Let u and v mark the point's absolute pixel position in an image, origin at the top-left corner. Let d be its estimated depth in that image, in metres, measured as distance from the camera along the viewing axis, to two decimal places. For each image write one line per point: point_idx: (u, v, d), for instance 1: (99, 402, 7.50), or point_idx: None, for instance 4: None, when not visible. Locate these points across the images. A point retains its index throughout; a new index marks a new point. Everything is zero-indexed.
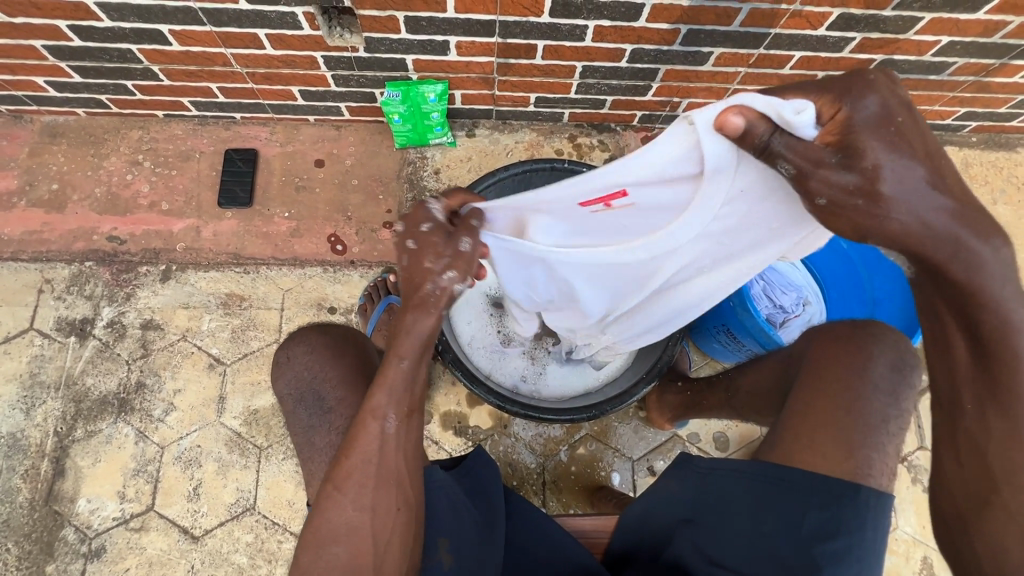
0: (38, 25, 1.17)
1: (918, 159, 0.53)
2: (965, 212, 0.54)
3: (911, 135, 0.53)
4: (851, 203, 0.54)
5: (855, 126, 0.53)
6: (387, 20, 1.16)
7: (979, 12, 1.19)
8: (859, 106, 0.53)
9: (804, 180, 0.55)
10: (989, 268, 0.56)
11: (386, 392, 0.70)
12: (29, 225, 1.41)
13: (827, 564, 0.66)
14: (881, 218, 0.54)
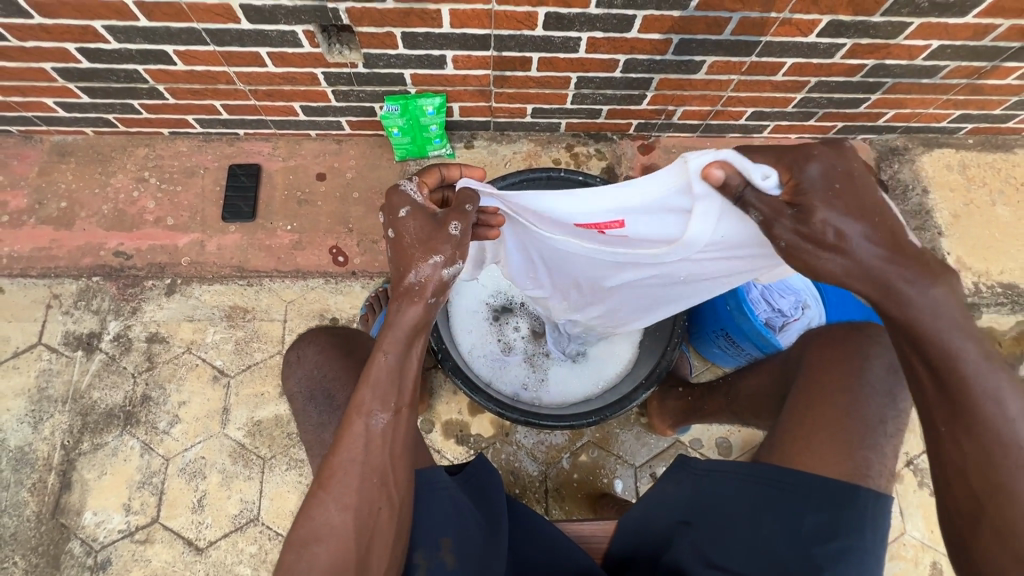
0: (47, 48, 1.20)
1: (858, 217, 0.60)
2: (904, 262, 0.60)
3: (854, 196, 0.61)
4: (802, 246, 0.63)
5: (805, 189, 0.62)
6: (384, 37, 1.18)
7: (968, 16, 1.20)
8: (804, 172, 0.63)
9: (768, 226, 0.65)
10: (927, 309, 0.60)
11: (371, 389, 0.69)
12: (38, 242, 1.44)
13: (828, 564, 0.66)
14: (822, 261, 0.62)
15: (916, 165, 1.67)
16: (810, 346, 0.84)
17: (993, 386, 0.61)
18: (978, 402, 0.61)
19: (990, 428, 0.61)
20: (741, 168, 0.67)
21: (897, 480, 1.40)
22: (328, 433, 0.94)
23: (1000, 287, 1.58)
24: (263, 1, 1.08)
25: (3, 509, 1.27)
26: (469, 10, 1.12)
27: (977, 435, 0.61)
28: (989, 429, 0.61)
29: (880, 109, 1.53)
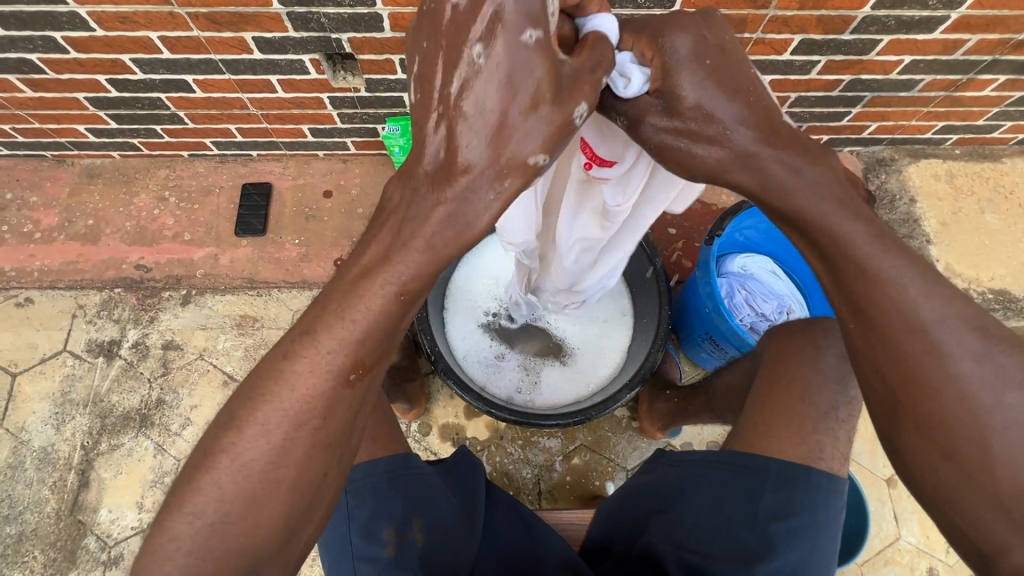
0: (80, 80, 1.33)
1: (732, 98, 0.58)
2: (777, 144, 0.58)
3: (725, 74, 0.58)
4: (675, 142, 0.61)
5: (671, 68, 0.58)
6: (384, 63, 1.28)
7: (935, 32, 1.25)
8: (670, 46, 0.58)
9: (637, 125, 0.62)
10: (802, 190, 0.59)
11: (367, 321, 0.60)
12: (67, 257, 1.55)
13: (782, 541, 0.71)
14: (699, 154, 0.60)
15: (903, 175, 1.71)
16: (772, 339, 0.89)
17: (890, 271, 0.57)
18: (876, 287, 0.57)
19: (895, 317, 0.57)
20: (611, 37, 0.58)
21: (890, 484, 1.40)
22: None
23: (992, 293, 1.60)
24: (273, 33, 1.18)
25: (26, 506, 1.34)
26: None
27: (886, 330, 0.57)
28: (893, 319, 0.57)
29: (863, 121, 1.58)
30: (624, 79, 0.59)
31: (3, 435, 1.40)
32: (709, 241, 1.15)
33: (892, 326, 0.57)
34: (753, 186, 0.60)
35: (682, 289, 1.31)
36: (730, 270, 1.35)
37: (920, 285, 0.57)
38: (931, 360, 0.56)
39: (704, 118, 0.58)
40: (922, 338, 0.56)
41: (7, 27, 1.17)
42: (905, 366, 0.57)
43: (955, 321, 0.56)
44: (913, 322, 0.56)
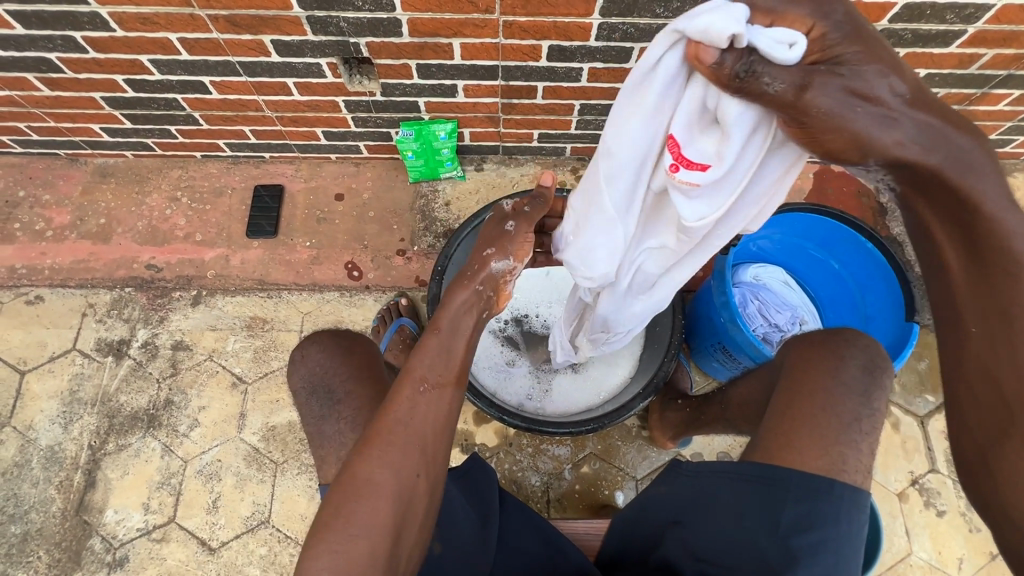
0: (97, 79, 1.33)
1: (896, 69, 0.54)
2: (946, 115, 0.55)
3: (884, 46, 0.55)
4: (853, 111, 0.54)
5: (832, 37, 0.54)
6: (401, 68, 1.29)
7: (952, 46, 1.25)
8: (828, 14, 0.54)
9: (803, 92, 0.54)
10: (978, 167, 0.56)
11: (422, 357, 0.75)
12: (78, 255, 1.55)
13: (804, 555, 0.69)
14: (882, 126, 0.54)
15: None
16: (791, 351, 0.88)
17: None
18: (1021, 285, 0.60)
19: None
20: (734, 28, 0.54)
21: (902, 498, 1.39)
22: (330, 423, 0.97)
23: None
24: (292, 36, 1.19)
25: (31, 505, 1.34)
26: (478, 44, 1.21)
27: (1016, 329, 0.61)
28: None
29: None
30: (783, 45, 0.53)
31: (11, 433, 1.39)
32: (724, 250, 1.15)
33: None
34: (930, 161, 0.56)
35: (695, 299, 1.31)
36: (742, 280, 1.34)
37: None
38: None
39: (873, 92, 0.54)
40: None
41: (27, 26, 1.17)
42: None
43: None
44: None
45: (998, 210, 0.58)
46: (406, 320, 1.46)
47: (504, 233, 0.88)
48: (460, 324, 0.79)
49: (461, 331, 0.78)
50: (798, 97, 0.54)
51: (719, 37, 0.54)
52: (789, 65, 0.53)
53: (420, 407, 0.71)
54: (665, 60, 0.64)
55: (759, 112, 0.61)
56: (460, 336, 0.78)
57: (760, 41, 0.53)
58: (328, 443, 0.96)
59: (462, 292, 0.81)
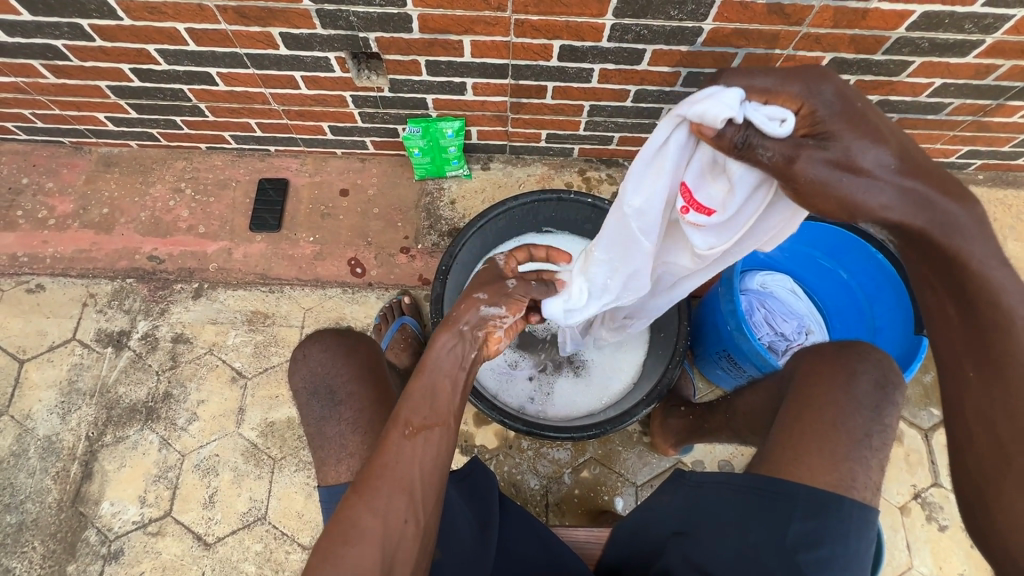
0: (103, 68, 1.32)
1: (885, 140, 0.59)
2: (934, 181, 0.59)
3: (873, 119, 0.59)
4: (838, 179, 0.58)
5: (822, 116, 0.60)
6: (409, 64, 1.27)
7: (969, 56, 1.23)
8: (817, 93, 0.61)
9: (789, 164, 0.60)
10: (965, 229, 0.60)
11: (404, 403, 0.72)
12: (80, 245, 1.54)
13: (810, 570, 0.69)
14: (866, 192, 0.58)
15: None
16: (802, 362, 0.88)
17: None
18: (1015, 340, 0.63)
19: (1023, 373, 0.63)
20: (727, 110, 0.62)
21: (904, 511, 1.38)
22: (332, 424, 0.95)
23: None
24: (301, 30, 1.18)
25: (27, 495, 1.33)
26: (489, 42, 1.20)
27: (1010, 381, 0.63)
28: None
29: None
30: (775, 122, 0.60)
31: (8, 422, 1.39)
32: None
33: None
34: (917, 223, 0.60)
35: (702, 305, 1.30)
36: (749, 287, 1.33)
37: None
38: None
39: (860, 162, 0.58)
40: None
41: (34, 13, 1.16)
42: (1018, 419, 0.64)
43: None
44: None
45: (984, 264, 0.61)
46: (408, 318, 1.45)
47: (502, 286, 0.88)
48: (443, 366, 0.76)
49: (444, 372, 0.76)
50: (789, 165, 0.60)
51: (713, 119, 0.63)
52: (779, 138, 0.60)
53: (408, 451, 0.69)
54: (675, 132, 0.73)
55: (760, 175, 0.69)
56: (443, 377, 0.75)
57: (754, 117, 0.61)
58: (328, 444, 0.95)
59: (447, 334, 0.79)
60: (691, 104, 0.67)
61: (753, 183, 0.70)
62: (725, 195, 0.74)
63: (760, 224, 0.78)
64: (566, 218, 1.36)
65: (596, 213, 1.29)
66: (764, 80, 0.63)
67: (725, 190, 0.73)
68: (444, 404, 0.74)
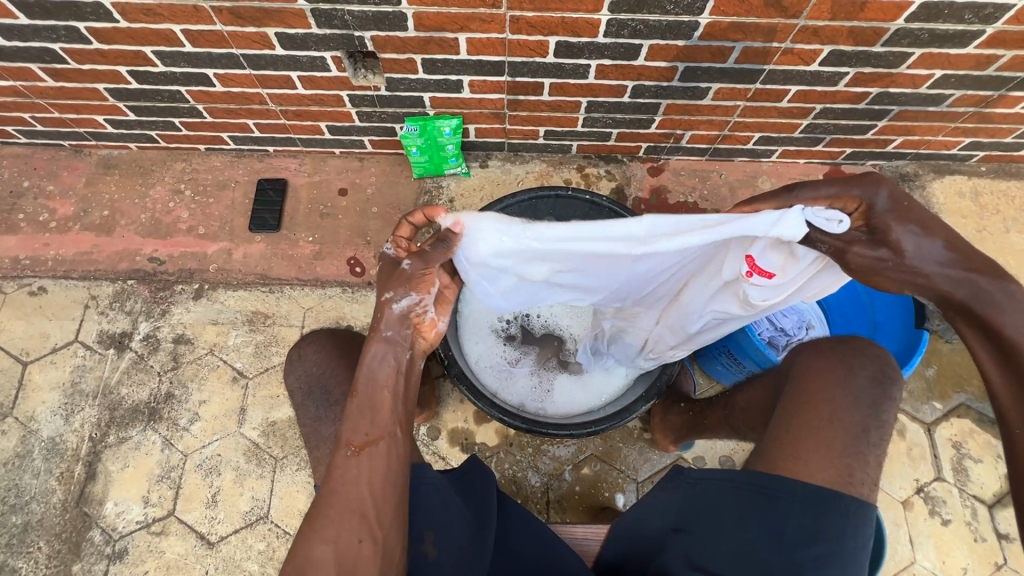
0: (101, 71, 1.32)
1: (933, 232, 0.66)
2: (984, 266, 0.65)
3: (922, 215, 0.67)
4: (883, 265, 0.69)
5: (875, 213, 0.68)
6: (405, 62, 1.27)
7: (969, 47, 1.22)
8: (871, 194, 0.68)
9: (842, 252, 0.72)
10: (1004, 305, 0.65)
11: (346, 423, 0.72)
12: (81, 247, 1.55)
13: (807, 567, 0.69)
14: (907, 275, 0.68)
15: (926, 191, 1.67)
16: (798, 358, 0.87)
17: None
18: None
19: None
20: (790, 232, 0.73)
21: (906, 506, 1.37)
22: (327, 424, 0.96)
23: None
24: (296, 29, 1.17)
25: (32, 496, 1.34)
26: (485, 39, 1.19)
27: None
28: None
29: (888, 135, 1.55)
30: (831, 223, 0.71)
31: (12, 424, 1.40)
32: None
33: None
34: (957, 297, 0.67)
35: None
36: None
37: None
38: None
39: (904, 249, 0.67)
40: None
41: (31, 17, 1.16)
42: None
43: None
44: None
45: None
46: None
47: (399, 273, 0.76)
48: (378, 376, 0.74)
49: (379, 383, 0.74)
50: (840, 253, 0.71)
51: (790, 237, 0.74)
52: (841, 234, 0.71)
53: (356, 468, 0.70)
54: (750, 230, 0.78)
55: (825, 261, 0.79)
56: (381, 389, 0.74)
57: (814, 221, 0.72)
58: (325, 443, 0.95)
59: (373, 346, 0.75)
60: (777, 219, 0.74)
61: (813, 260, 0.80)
62: (785, 264, 0.83)
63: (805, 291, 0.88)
64: (564, 215, 1.36)
65: (594, 210, 1.28)
66: (826, 185, 0.71)
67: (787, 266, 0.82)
68: (387, 419, 0.74)
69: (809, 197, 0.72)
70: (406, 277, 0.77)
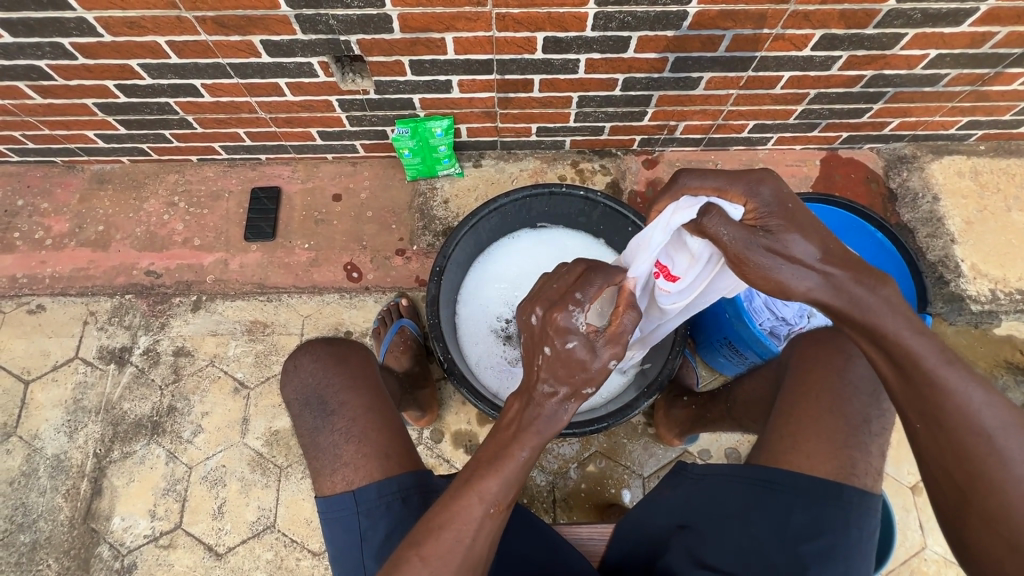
0: (89, 86, 1.31)
1: (812, 235, 0.66)
2: (858, 272, 0.65)
3: (802, 217, 0.67)
4: (777, 264, 0.66)
5: (764, 210, 0.68)
6: (393, 65, 1.26)
7: (963, 25, 1.20)
8: (757, 192, 0.69)
9: (742, 257, 0.68)
10: (880, 308, 0.65)
11: (498, 480, 0.70)
12: (77, 263, 1.54)
13: (812, 561, 0.69)
14: (796, 279, 0.66)
15: (925, 172, 1.64)
16: (795, 347, 0.86)
17: (952, 381, 0.63)
18: (938, 394, 0.64)
19: (962, 423, 0.63)
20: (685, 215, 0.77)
21: (915, 492, 1.36)
22: (324, 435, 0.95)
23: (1019, 293, 1.54)
24: (281, 36, 1.16)
25: (39, 514, 1.34)
26: (472, 38, 1.18)
27: (953, 433, 0.64)
28: (960, 423, 0.63)
29: (884, 118, 1.53)
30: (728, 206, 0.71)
31: (17, 443, 1.40)
32: None
33: (961, 428, 0.63)
34: (836, 303, 0.66)
35: None
36: None
37: (983, 396, 0.63)
38: (995, 463, 0.62)
39: (790, 249, 0.66)
40: (986, 444, 0.63)
41: (15, 34, 1.16)
42: (969, 468, 0.63)
43: (1017, 427, 0.62)
44: (978, 428, 0.63)
45: (908, 337, 0.64)
46: (406, 321, 1.43)
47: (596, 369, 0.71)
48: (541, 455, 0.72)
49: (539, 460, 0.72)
50: (742, 250, 0.67)
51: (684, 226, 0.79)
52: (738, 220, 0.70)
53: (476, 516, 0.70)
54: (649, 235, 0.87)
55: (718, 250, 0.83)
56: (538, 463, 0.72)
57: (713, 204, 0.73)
58: (323, 454, 0.94)
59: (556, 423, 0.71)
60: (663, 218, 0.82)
61: (710, 255, 0.85)
62: (688, 264, 0.88)
63: (716, 286, 0.92)
64: (559, 212, 1.34)
65: (589, 206, 1.26)
66: (716, 173, 0.73)
67: (688, 260, 0.88)
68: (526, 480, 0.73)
69: (696, 185, 0.76)
70: (586, 346, 0.70)
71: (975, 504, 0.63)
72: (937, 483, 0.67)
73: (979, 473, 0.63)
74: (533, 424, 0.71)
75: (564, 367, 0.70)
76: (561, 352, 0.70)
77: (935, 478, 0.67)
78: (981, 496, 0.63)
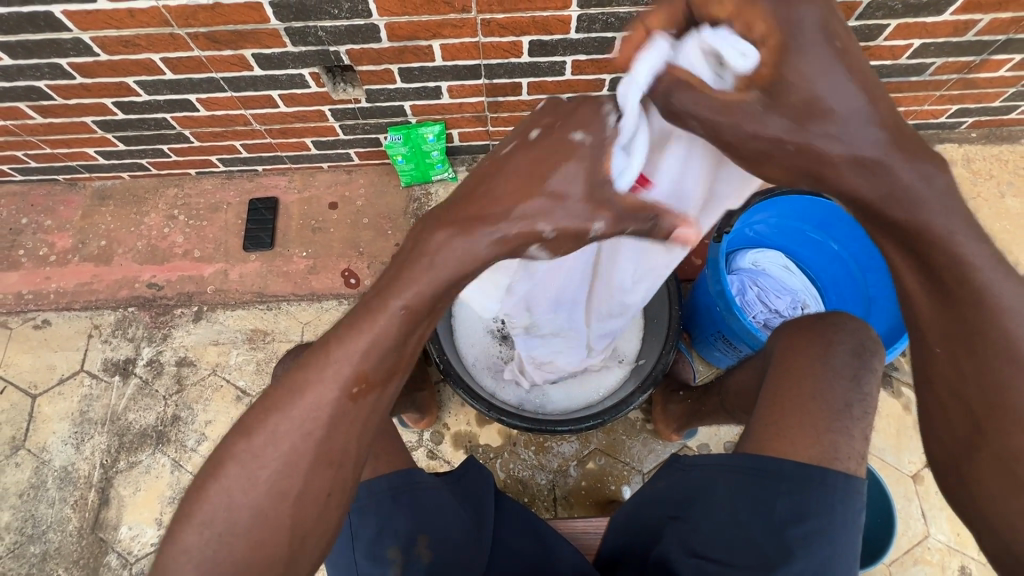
0: (87, 104, 1.35)
1: (850, 87, 0.51)
2: (896, 143, 0.51)
3: (849, 61, 0.51)
4: (782, 136, 0.53)
5: (788, 53, 0.51)
6: (382, 73, 1.28)
7: (945, 13, 1.21)
8: (796, 20, 0.51)
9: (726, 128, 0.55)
10: (928, 196, 0.52)
11: (367, 340, 0.59)
12: (81, 278, 1.57)
13: (798, 547, 0.70)
14: (805, 154, 0.53)
15: None
16: (779, 339, 0.88)
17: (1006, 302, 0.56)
18: (981, 312, 0.57)
19: (1003, 351, 0.57)
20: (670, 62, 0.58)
21: (917, 480, 1.36)
22: None
23: None
24: (272, 49, 1.19)
25: (49, 525, 1.37)
26: (458, 44, 1.20)
27: (986, 360, 0.58)
28: (1000, 353, 0.57)
29: None
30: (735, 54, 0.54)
31: (25, 455, 1.43)
32: (717, 237, 1.15)
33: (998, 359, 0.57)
34: (862, 189, 0.53)
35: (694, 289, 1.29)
36: (741, 266, 1.34)
37: None
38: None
39: (824, 94, 0.51)
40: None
41: (14, 56, 1.19)
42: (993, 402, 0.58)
43: None
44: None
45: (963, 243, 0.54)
46: None
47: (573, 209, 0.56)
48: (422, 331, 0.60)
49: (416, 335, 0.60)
50: (717, 119, 0.56)
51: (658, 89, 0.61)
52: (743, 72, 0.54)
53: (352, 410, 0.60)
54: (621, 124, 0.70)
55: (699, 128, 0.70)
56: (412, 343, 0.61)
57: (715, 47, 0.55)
58: None
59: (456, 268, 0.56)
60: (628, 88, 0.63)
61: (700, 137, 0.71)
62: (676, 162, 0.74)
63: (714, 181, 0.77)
64: None
65: None
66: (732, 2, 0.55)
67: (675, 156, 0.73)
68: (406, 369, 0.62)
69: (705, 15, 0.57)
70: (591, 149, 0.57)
71: (994, 442, 0.59)
72: (947, 423, 0.63)
73: (1005, 408, 0.58)
74: (426, 256, 0.57)
75: (491, 192, 0.56)
76: (529, 144, 0.57)
77: (947, 414, 0.63)
78: (997, 432, 0.59)
